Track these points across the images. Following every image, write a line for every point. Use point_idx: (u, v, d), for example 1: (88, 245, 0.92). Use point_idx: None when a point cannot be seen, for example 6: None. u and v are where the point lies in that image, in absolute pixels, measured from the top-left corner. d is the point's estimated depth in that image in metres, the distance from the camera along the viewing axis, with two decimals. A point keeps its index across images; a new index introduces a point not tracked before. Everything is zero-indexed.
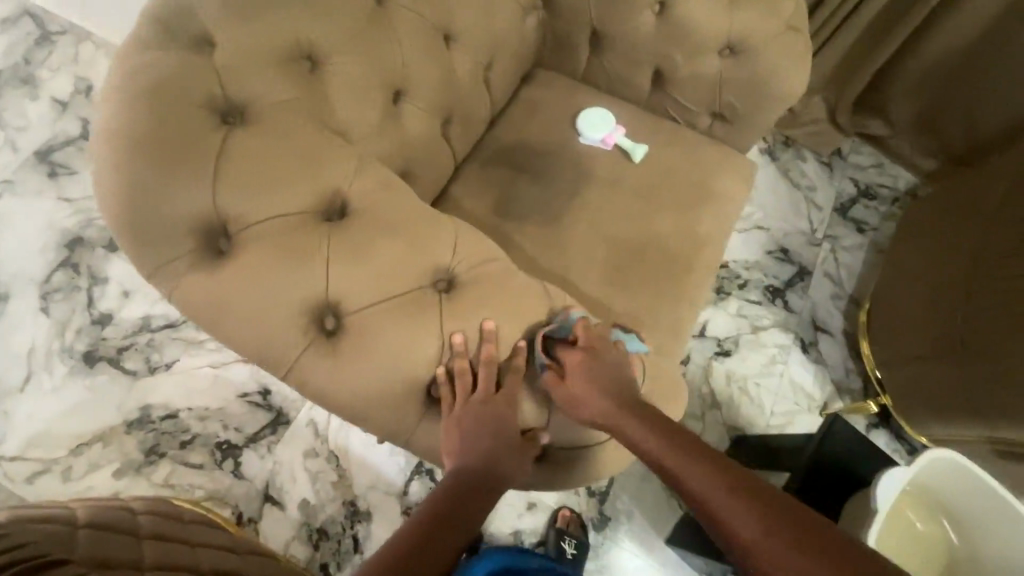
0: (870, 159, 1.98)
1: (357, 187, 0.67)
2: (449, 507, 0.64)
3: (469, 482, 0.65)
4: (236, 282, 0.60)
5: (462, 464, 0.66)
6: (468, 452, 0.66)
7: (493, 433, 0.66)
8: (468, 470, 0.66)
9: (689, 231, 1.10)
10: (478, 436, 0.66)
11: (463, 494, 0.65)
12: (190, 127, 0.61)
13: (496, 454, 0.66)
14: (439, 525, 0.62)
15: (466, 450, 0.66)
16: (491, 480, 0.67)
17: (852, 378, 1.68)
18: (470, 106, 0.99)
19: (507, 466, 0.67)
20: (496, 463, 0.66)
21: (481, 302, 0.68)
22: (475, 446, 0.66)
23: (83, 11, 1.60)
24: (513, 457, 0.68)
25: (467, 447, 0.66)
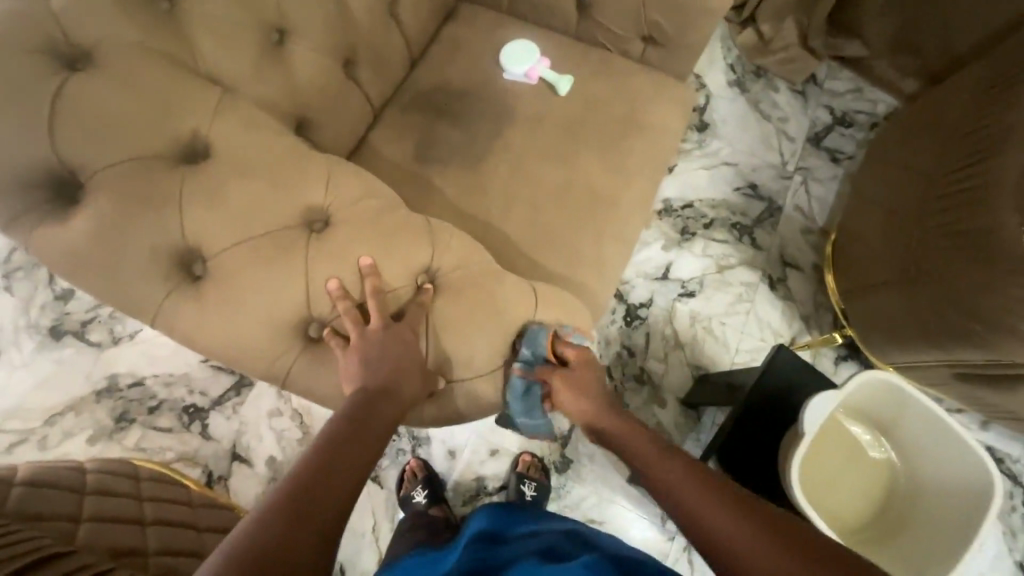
0: (847, 84, 1.87)
1: (216, 128, 0.65)
2: (359, 424, 0.65)
3: (373, 403, 0.66)
4: (86, 231, 0.59)
5: (365, 384, 0.66)
6: (369, 376, 0.66)
7: (391, 356, 0.67)
8: (372, 392, 0.66)
9: (619, 164, 1.06)
10: (378, 360, 0.67)
11: (366, 416, 0.65)
12: (25, 74, 0.59)
13: (397, 374, 0.67)
14: (345, 447, 0.62)
15: (368, 374, 0.66)
16: (395, 400, 0.67)
17: (820, 312, 1.65)
18: (376, 43, 0.94)
19: (408, 386, 0.68)
20: (397, 381, 0.67)
21: (355, 240, 0.67)
22: (372, 370, 0.66)
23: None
24: (417, 383, 0.69)
25: (367, 369, 0.66)
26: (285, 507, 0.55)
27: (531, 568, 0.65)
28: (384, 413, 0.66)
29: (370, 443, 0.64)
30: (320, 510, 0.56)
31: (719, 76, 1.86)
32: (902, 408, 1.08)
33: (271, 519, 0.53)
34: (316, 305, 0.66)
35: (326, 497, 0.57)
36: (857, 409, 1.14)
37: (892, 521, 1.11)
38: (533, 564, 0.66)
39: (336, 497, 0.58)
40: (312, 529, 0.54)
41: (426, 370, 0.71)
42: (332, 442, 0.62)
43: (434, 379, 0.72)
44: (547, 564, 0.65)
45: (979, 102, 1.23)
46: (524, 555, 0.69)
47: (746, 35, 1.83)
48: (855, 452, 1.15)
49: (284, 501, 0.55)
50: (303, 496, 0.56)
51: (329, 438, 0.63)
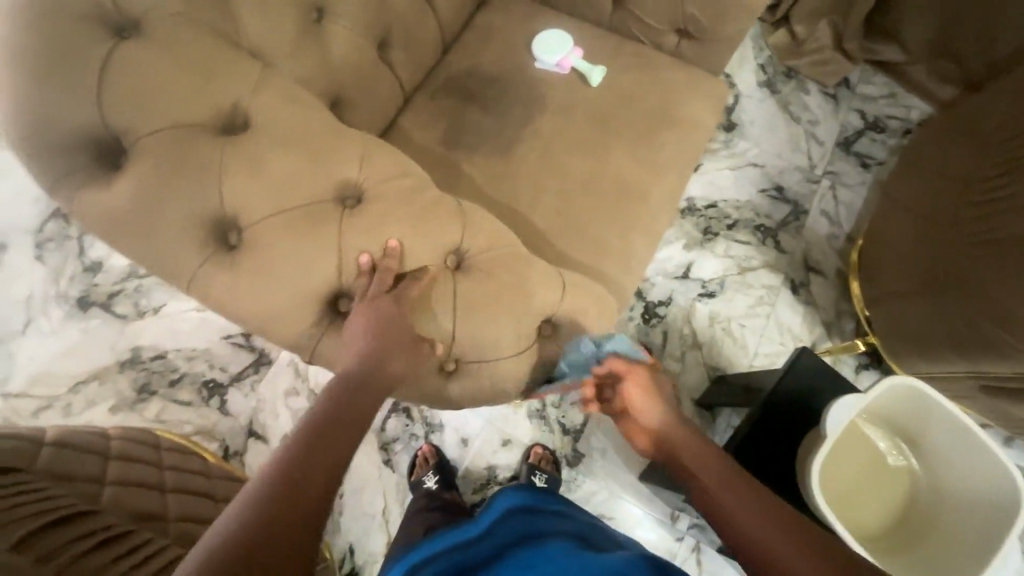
0: (881, 89, 1.83)
1: (257, 101, 0.66)
2: (348, 404, 0.63)
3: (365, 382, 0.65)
4: (128, 196, 0.60)
5: (358, 363, 0.65)
6: (364, 353, 0.65)
7: (383, 335, 0.66)
8: (367, 368, 0.65)
9: (649, 157, 1.05)
10: (368, 339, 0.65)
11: (358, 396, 0.64)
12: (76, 39, 0.60)
13: (390, 351, 0.66)
14: (337, 427, 0.61)
15: (361, 353, 0.65)
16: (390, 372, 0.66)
17: (843, 319, 1.62)
18: (412, 28, 0.95)
19: (398, 365, 0.66)
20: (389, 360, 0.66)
21: (389, 216, 0.68)
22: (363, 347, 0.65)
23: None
24: (413, 363, 0.68)
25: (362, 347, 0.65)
26: (275, 488, 0.53)
27: (565, 553, 0.65)
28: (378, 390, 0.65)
29: (363, 419, 0.63)
30: (309, 492, 0.54)
31: (749, 75, 1.84)
32: (919, 410, 1.06)
33: (262, 502, 0.52)
34: (347, 277, 0.67)
35: (318, 474, 0.56)
36: (873, 411, 1.13)
37: (914, 526, 1.10)
38: (572, 546, 0.67)
39: (324, 478, 0.56)
40: (299, 515, 0.53)
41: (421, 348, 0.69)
42: (323, 418, 0.61)
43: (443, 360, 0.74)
44: (582, 553, 0.66)
45: (1018, 111, 1.20)
46: (562, 536, 0.70)
47: (779, 35, 1.80)
48: (874, 455, 1.14)
49: (275, 483, 0.54)
50: (295, 475, 0.55)
51: (321, 414, 0.62)
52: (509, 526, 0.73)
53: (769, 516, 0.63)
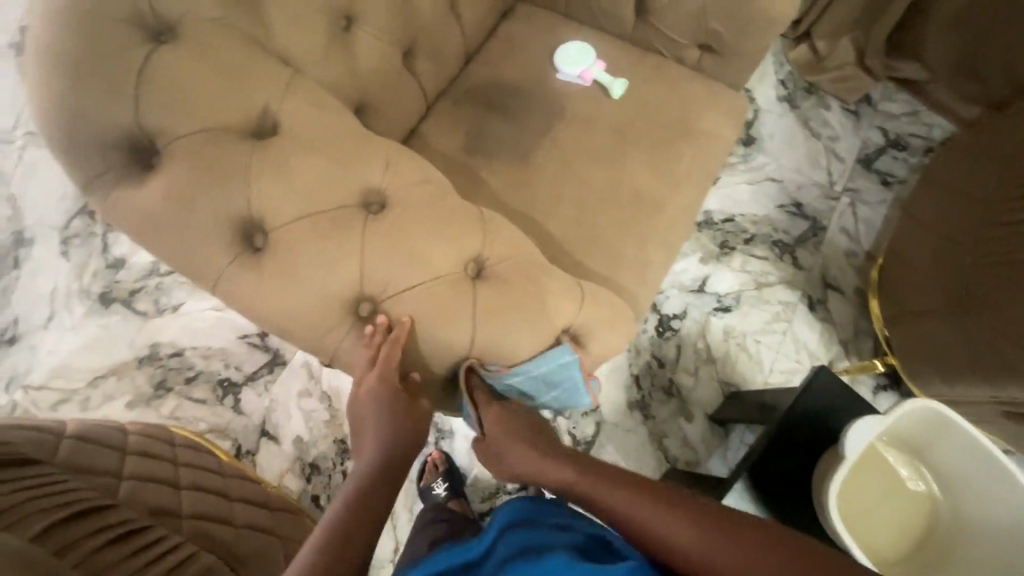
0: (903, 106, 1.84)
1: (285, 107, 0.67)
2: (382, 478, 0.78)
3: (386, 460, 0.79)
4: (160, 196, 0.62)
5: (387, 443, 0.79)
6: (382, 434, 0.79)
7: (385, 406, 0.77)
8: (388, 451, 0.79)
9: (668, 171, 1.05)
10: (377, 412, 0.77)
11: (389, 471, 0.79)
12: (113, 40, 0.61)
13: (393, 419, 0.77)
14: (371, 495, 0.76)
15: (379, 437, 0.79)
16: (403, 447, 0.80)
17: (861, 338, 1.60)
18: (436, 38, 0.97)
19: (406, 435, 0.79)
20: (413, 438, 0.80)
21: (411, 222, 0.68)
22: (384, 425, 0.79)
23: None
24: (419, 427, 0.80)
25: (378, 425, 0.78)
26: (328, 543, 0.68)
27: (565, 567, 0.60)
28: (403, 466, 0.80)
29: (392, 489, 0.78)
30: (351, 551, 0.68)
31: (769, 90, 1.83)
32: (942, 434, 1.04)
33: (319, 552, 0.67)
34: (369, 282, 0.67)
35: (357, 533, 0.71)
36: (893, 433, 1.11)
37: (934, 553, 1.07)
38: (573, 564, 0.62)
39: (364, 539, 0.71)
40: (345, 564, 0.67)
41: (412, 401, 0.80)
42: (361, 487, 0.77)
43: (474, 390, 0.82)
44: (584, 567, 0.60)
45: None
46: (562, 551, 0.65)
47: (800, 50, 1.80)
48: (894, 478, 1.11)
49: (329, 540, 0.69)
50: (343, 531, 0.70)
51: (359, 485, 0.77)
52: (508, 544, 0.69)
53: (699, 520, 0.67)
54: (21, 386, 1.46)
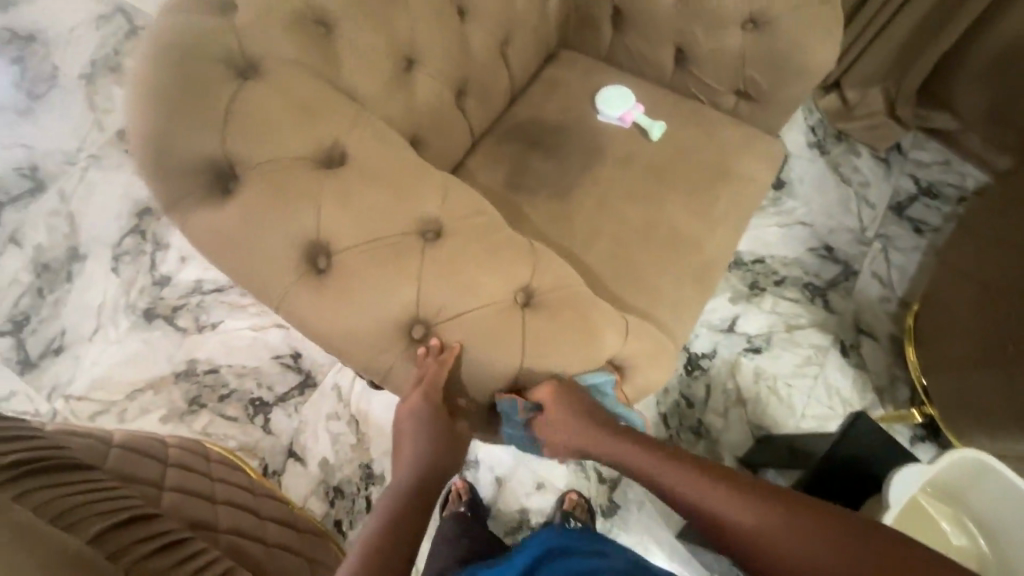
0: (935, 155, 1.84)
1: (352, 139, 0.71)
2: (417, 491, 0.76)
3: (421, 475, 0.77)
4: (236, 218, 0.66)
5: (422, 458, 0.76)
6: (419, 449, 0.76)
7: (425, 421, 0.75)
8: (424, 464, 0.77)
9: (706, 212, 1.08)
10: (414, 428, 0.75)
11: (425, 484, 0.77)
12: (207, 79, 0.68)
13: (433, 431, 0.75)
14: (407, 508, 0.74)
15: (417, 451, 0.76)
16: (440, 459, 0.77)
17: (897, 386, 1.57)
18: (485, 80, 1.03)
19: (442, 446, 0.76)
20: (450, 451, 0.78)
21: (466, 251, 0.71)
22: (420, 439, 0.76)
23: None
24: (456, 442, 0.78)
25: (418, 440, 0.76)
26: (367, 562, 0.67)
27: None
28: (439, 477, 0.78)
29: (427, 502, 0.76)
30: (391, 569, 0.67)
31: (799, 136, 1.86)
32: (986, 485, 1.01)
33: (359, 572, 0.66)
34: (424, 307, 0.70)
35: (395, 550, 0.69)
36: (936, 483, 1.07)
37: None
38: None
39: (401, 556, 0.69)
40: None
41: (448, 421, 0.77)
42: (397, 500, 0.75)
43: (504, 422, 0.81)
44: None
45: None
46: None
47: (830, 99, 1.84)
48: (940, 531, 1.06)
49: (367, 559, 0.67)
50: (382, 549, 0.69)
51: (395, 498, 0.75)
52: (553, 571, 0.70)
53: (744, 493, 0.68)
54: (62, 396, 1.51)
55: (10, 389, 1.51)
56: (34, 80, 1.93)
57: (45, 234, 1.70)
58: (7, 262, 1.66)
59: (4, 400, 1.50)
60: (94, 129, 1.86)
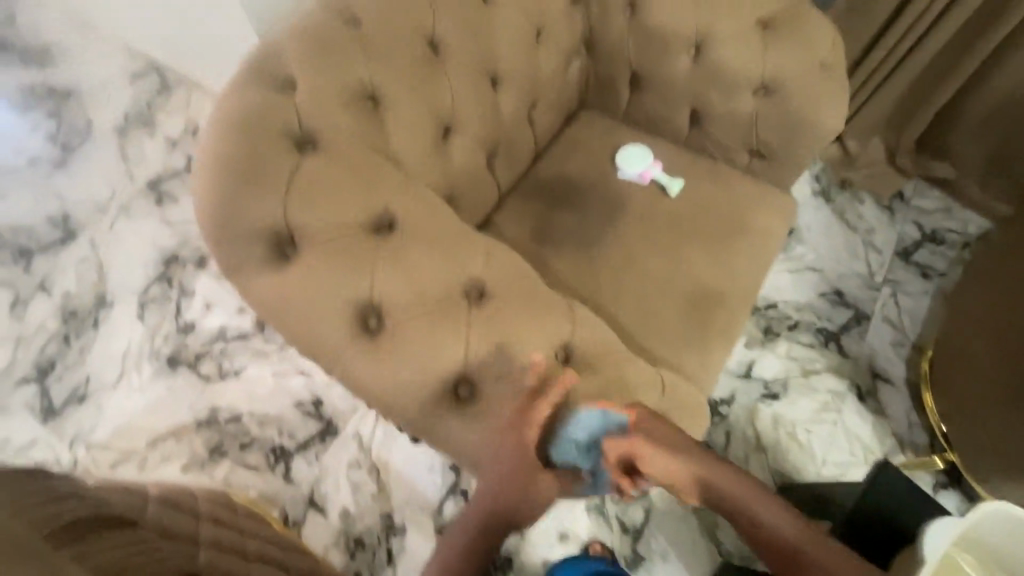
0: (936, 203, 1.89)
1: (401, 206, 0.76)
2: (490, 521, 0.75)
3: (492, 522, 0.75)
4: (298, 282, 0.71)
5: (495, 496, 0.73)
6: (492, 484, 0.74)
7: (510, 469, 0.72)
8: (496, 502, 0.74)
9: (726, 265, 1.12)
10: (496, 475, 0.73)
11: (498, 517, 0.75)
12: (270, 154, 0.73)
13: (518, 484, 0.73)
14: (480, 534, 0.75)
15: (491, 489, 0.73)
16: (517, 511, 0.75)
17: (916, 432, 1.58)
18: (513, 142, 1.09)
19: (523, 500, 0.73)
20: (526, 492, 0.73)
21: (510, 312, 0.75)
22: (497, 477, 0.73)
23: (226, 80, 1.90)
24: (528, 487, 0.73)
25: (497, 488, 0.73)
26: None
27: None
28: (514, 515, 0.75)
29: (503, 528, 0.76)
30: None
31: (805, 185, 1.92)
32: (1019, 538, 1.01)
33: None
34: (470, 366, 0.72)
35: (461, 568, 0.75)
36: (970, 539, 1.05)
37: None
38: None
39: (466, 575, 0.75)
40: None
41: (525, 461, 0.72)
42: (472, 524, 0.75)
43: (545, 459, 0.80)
44: None
45: None
46: None
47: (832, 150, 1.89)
48: None
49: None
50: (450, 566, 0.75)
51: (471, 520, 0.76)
52: None
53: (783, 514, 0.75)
54: (84, 444, 1.52)
55: (33, 436, 1.53)
56: (69, 134, 2.02)
57: (74, 281, 1.74)
58: (36, 310, 1.70)
59: (27, 447, 1.52)
60: (123, 179, 1.92)
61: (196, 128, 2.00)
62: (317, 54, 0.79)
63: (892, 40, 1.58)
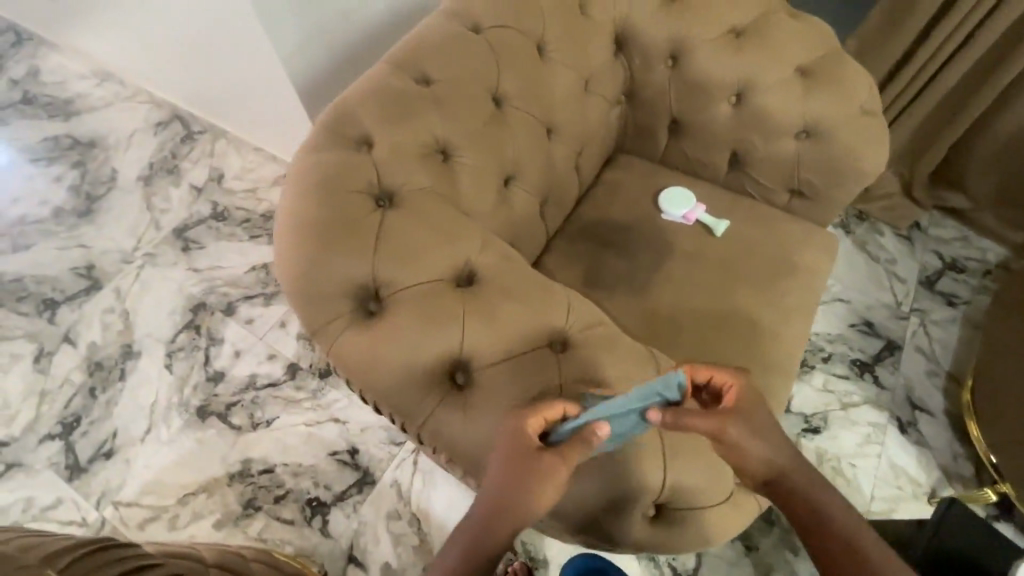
0: (952, 231, 1.93)
1: (482, 259, 0.76)
2: (495, 512, 0.65)
3: (491, 524, 0.65)
4: (385, 339, 0.70)
5: (498, 476, 0.65)
6: (497, 465, 0.66)
7: (519, 456, 0.64)
8: (501, 484, 0.65)
9: (777, 304, 1.13)
10: (506, 461, 0.65)
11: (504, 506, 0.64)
12: (354, 211, 0.74)
13: (529, 470, 0.64)
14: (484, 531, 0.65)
15: (496, 466, 0.66)
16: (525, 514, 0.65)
17: (961, 463, 1.56)
18: (564, 189, 1.10)
19: (536, 494, 0.64)
20: (530, 473, 0.64)
21: (595, 362, 0.74)
22: (501, 455, 0.65)
23: (252, 129, 1.93)
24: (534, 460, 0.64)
25: (503, 476, 0.65)
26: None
27: None
28: (522, 502, 0.64)
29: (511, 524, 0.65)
30: None
31: None
32: None
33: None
34: None
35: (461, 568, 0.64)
36: None
37: None
38: None
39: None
40: None
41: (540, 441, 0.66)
42: (475, 519, 0.66)
43: (646, 507, 0.77)
44: None
45: None
46: None
47: None
48: None
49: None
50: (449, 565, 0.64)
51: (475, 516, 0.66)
52: None
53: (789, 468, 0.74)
54: (112, 502, 1.47)
55: (57, 495, 1.48)
56: (93, 184, 2.01)
57: (99, 332, 1.71)
58: (61, 362, 1.66)
59: (51, 508, 1.46)
60: (148, 227, 1.91)
61: (221, 175, 2.00)
62: (393, 114, 0.81)
63: (902, 83, 1.63)
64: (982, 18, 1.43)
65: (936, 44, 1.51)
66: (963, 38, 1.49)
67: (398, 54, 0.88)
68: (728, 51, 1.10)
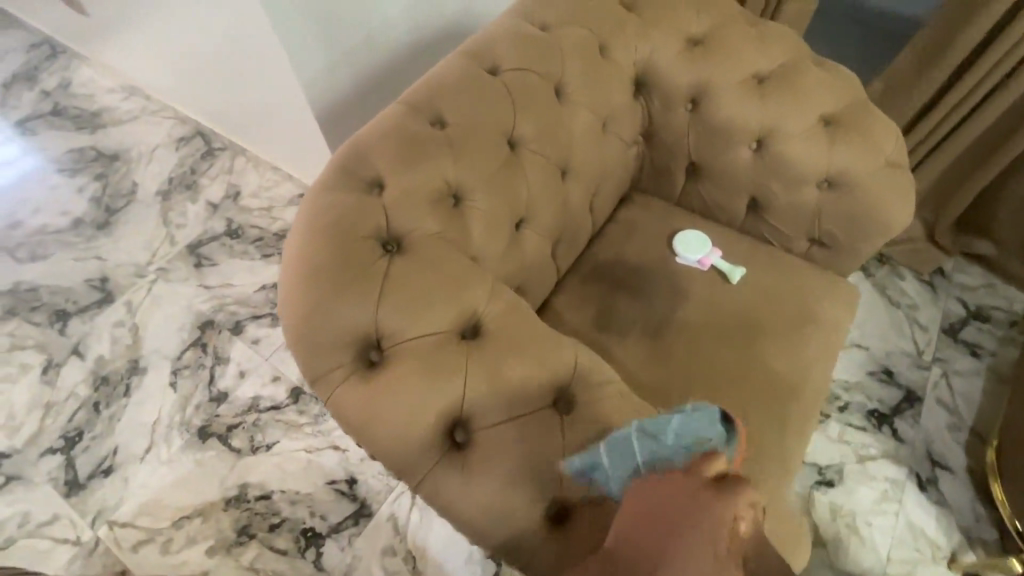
0: (977, 279, 1.87)
1: (489, 310, 0.74)
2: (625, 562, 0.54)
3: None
4: (384, 392, 0.68)
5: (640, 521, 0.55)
6: (646, 507, 0.56)
7: (678, 509, 0.54)
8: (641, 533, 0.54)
9: (795, 358, 1.09)
10: (657, 507, 0.55)
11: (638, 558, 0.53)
12: (361, 257, 0.73)
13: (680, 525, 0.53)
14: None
15: (645, 510, 0.56)
16: None
17: (984, 527, 1.49)
18: (577, 231, 1.08)
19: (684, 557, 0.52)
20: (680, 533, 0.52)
21: (600, 424, 0.71)
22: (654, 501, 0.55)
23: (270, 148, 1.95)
24: (691, 515, 0.53)
25: (645, 526, 0.55)
26: None
27: None
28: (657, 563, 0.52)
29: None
30: None
31: None
32: None
33: None
34: (565, 488, 0.67)
35: None
36: None
37: None
38: None
39: None
40: None
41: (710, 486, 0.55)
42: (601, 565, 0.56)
43: None
44: None
45: None
46: None
47: None
48: None
49: None
50: None
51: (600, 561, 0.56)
52: None
53: None
54: (106, 522, 1.45)
55: (54, 512, 1.47)
56: (114, 196, 2.04)
57: (108, 345, 1.72)
58: (68, 374, 1.67)
59: (45, 525, 1.45)
60: (164, 242, 1.93)
61: (238, 193, 2.02)
62: (406, 157, 0.80)
63: (927, 128, 1.60)
64: (1012, 66, 1.40)
65: (964, 91, 1.48)
66: (991, 87, 1.46)
67: (414, 95, 0.87)
68: (750, 97, 1.08)
